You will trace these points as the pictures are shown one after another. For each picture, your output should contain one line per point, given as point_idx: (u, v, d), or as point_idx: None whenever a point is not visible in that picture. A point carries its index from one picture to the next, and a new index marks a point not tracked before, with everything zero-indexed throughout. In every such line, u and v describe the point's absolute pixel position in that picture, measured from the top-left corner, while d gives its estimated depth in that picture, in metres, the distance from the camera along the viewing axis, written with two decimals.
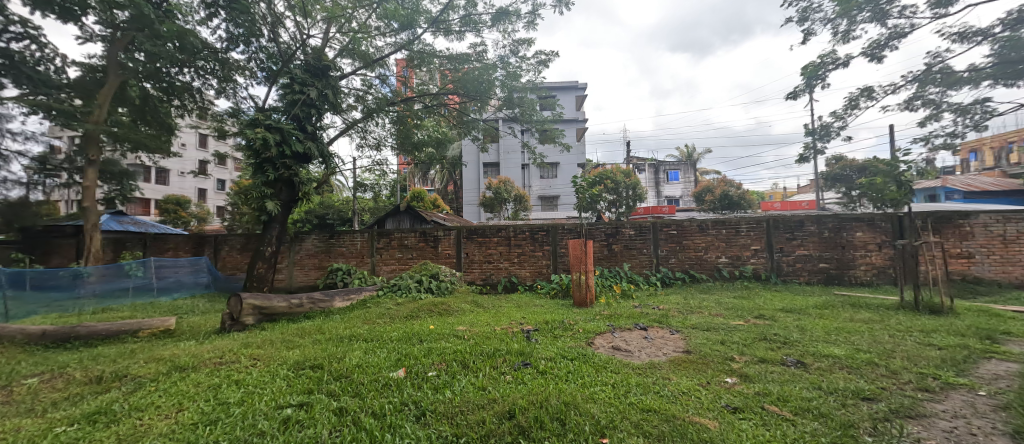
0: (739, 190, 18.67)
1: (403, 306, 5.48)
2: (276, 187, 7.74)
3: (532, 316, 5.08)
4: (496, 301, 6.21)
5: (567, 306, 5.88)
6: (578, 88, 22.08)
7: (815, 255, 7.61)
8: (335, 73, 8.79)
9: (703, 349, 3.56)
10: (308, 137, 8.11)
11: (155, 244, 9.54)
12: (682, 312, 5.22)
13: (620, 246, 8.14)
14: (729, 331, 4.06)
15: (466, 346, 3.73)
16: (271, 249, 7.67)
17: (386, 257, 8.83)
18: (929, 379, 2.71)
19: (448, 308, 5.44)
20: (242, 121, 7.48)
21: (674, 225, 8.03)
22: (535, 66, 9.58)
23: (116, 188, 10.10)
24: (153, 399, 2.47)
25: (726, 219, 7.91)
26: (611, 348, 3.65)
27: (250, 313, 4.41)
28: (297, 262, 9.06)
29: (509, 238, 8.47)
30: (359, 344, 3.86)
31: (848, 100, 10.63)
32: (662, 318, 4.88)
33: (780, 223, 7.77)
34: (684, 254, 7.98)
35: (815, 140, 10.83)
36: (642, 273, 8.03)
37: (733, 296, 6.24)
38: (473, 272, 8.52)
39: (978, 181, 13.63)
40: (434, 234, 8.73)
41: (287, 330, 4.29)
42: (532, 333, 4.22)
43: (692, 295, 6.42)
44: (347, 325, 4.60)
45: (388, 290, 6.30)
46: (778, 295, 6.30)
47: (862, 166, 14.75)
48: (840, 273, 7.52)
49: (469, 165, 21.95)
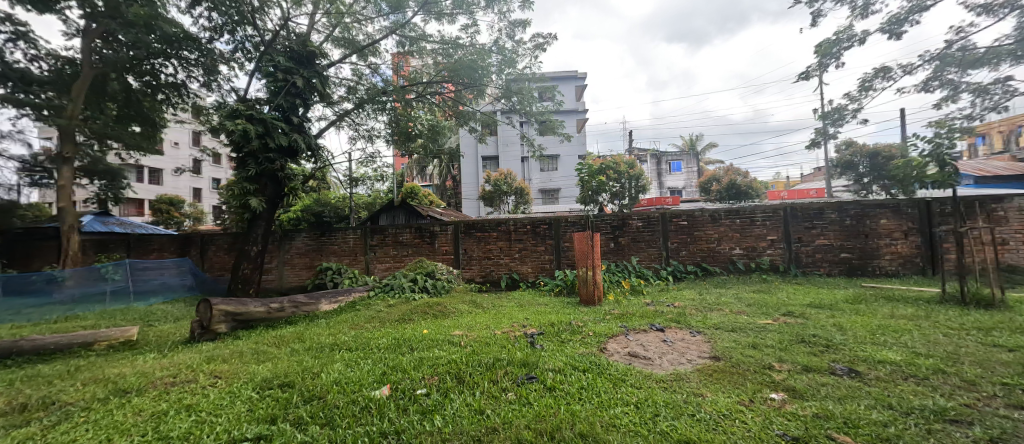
0: (747, 179, 18.16)
1: (395, 308, 5.03)
2: (260, 182, 7.29)
3: (536, 317, 4.64)
4: (496, 301, 5.76)
5: (574, 305, 5.43)
6: (578, 78, 21.52)
7: (836, 245, 7.15)
8: (323, 61, 8.32)
9: (733, 354, 3.11)
10: (295, 129, 7.65)
11: (139, 245, 9.10)
12: (699, 310, 4.77)
13: (627, 239, 7.68)
14: (759, 333, 3.60)
15: (462, 355, 3.28)
16: (257, 249, 7.19)
17: (381, 255, 8.40)
18: (1018, 392, 2.26)
19: (445, 310, 5.00)
20: (223, 113, 7.01)
21: (684, 216, 7.56)
22: (533, 50, 9.08)
23: (107, 187, 9.62)
24: (77, 436, 2.04)
25: (740, 209, 7.43)
26: (627, 355, 3.18)
27: (222, 320, 3.95)
28: (288, 261, 8.63)
29: (509, 232, 8.01)
30: (341, 354, 3.40)
31: (862, 81, 10.10)
32: (679, 317, 4.43)
33: (798, 212, 7.29)
34: (696, 246, 7.51)
35: (827, 125, 10.35)
36: (651, 267, 7.57)
37: (753, 291, 5.77)
38: (472, 269, 8.08)
39: (988, 166, 13.09)
40: (430, 230, 8.28)
41: (263, 338, 3.83)
42: (537, 337, 3.76)
43: (708, 290, 5.97)
44: (331, 332, 4.15)
45: (380, 291, 5.84)
46: (801, 288, 5.85)
47: (873, 152, 14.25)
48: (863, 264, 7.07)
49: (467, 159, 21.44)
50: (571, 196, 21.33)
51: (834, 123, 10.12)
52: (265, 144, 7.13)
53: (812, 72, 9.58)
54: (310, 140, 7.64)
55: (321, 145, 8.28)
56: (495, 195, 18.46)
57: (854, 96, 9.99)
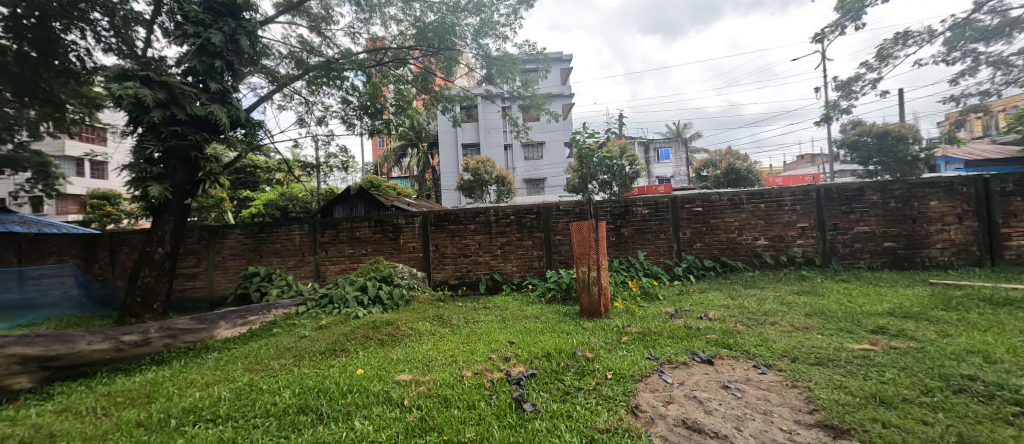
0: (747, 164, 17.25)
1: (325, 331, 3.60)
2: (168, 165, 5.68)
3: (527, 342, 3.29)
4: (470, 314, 4.36)
5: (572, 319, 4.11)
6: (563, 61, 20.27)
7: (878, 232, 5.99)
8: (254, 19, 6.70)
9: (865, 425, 1.82)
10: (217, 98, 6.05)
11: (33, 248, 7.39)
12: (747, 324, 3.49)
13: (631, 230, 6.38)
14: (869, 373, 2.32)
15: (399, 438, 1.90)
16: (163, 251, 5.56)
17: (334, 254, 6.93)
18: None
19: (397, 331, 3.61)
20: (109, 74, 5.34)
21: (699, 201, 6.29)
22: (515, 9, 7.57)
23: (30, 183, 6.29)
24: None
25: (765, 191, 6.18)
26: (684, 431, 1.87)
27: (21, 370, 2.47)
28: (219, 265, 7.09)
29: (489, 224, 6.62)
30: (193, 435, 1.99)
31: (881, 49, 9.03)
32: (728, 338, 3.11)
33: (833, 193, 6.09)
34: (712, 236, 6.27)
35: (840, 99, 9.24)
36: (660, 264, 6.32)
37: (800, 293, 4.55)
38: (446, 270, 6.69)
39: (975, 151, 15.90)
40: (393, 223, 6.82)
41: (81, 403, 2.37)
42: (527, 387, 2.40)
43: (738, 292, 4.75)
44: (211, 380, 2.72)
45: (313, 304, 4.34)
46: (853, 288, 4.68)
47: (882, 131, 13.23)
48: (910, 254, 5.93)
49: (445, 147, 19.97)
50: (557, 185, 20.05)
51: (849, 96, 9.03)
52: (171, 115, 5.53)
53: (826, 34, 8.38)
54: (239, 114, 6.06)
55: (256, 122, 6.71)
56: (474, 184, 17.06)
57: (871, 65, 8.87)
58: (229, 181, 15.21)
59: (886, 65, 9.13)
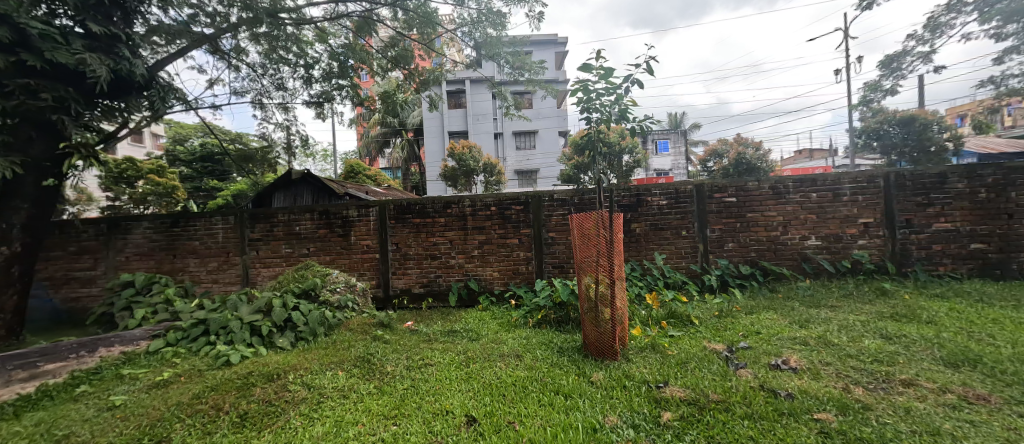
0: (759, 153, 16.07)
1: (160, 394, 2.13)
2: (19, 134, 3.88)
3: (501, 434, 1.82)
4: (419, 351, 2.90)
5: (571, 362, 2.70)
6: (557, 43, 18.84)
7: (964, 231, 4.63)
8: None
9: None
10: (101, 46, 4.09)
11: None
12: (867, 387, 2.08)
13: (644, 226, 4.97)
14: None
15: None
16: (9, 252, 4.09)
17: (266, 254, 5.45)
18: None
19: (279, 394, 2.15)
20: None
21: (732, 190, 4.89)
22: None
23: None
24: None
25: (817, 176, 4.79)
26: None
27: None
28: (122, 267, 5.60)
29: (463, 218, 5.17)
30: None
31: (933, 16, 7.66)
32: (863, 428, 1.69)
33: (907, 180, 4.68)
34: (747, 234, 4.89)
35: (883, 78, 7.89)
36: (681, 269, 4.94)
37: (896, 320, 3.16)
38: (408, 274, 5.25)
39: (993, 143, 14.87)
40: (342, 215, 5.33)
41: None
42: None
43: (803, 314, 3.37)
44: None
45: (178, 337, 2.87)
46: (964, 309, 3.34)
47: (907, 118, 11.92)
48: (1005, 260, 4.59)
49: (433, 135, 18.56)
50: (549, 177, 18.52)
51: (895, 73, 7.66)
52: (20, 63, 3.73)
53: None
54: (137, 71, 4.14)
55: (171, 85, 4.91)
56: (458, 173, 15.63)
57: (921, 36, 7.52)
58: (192, 169, 13.65)
59: (938, 36, 7.76)
